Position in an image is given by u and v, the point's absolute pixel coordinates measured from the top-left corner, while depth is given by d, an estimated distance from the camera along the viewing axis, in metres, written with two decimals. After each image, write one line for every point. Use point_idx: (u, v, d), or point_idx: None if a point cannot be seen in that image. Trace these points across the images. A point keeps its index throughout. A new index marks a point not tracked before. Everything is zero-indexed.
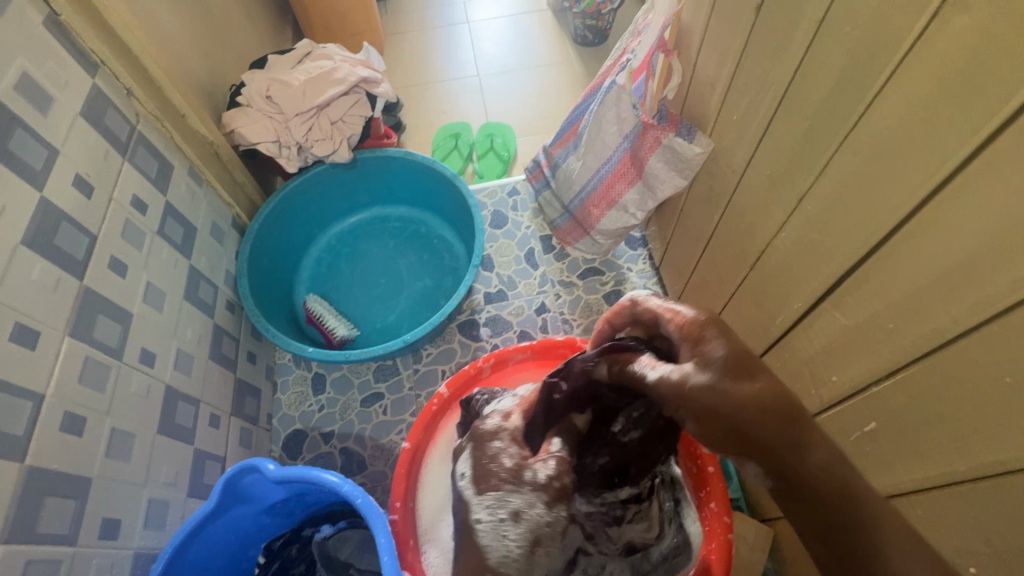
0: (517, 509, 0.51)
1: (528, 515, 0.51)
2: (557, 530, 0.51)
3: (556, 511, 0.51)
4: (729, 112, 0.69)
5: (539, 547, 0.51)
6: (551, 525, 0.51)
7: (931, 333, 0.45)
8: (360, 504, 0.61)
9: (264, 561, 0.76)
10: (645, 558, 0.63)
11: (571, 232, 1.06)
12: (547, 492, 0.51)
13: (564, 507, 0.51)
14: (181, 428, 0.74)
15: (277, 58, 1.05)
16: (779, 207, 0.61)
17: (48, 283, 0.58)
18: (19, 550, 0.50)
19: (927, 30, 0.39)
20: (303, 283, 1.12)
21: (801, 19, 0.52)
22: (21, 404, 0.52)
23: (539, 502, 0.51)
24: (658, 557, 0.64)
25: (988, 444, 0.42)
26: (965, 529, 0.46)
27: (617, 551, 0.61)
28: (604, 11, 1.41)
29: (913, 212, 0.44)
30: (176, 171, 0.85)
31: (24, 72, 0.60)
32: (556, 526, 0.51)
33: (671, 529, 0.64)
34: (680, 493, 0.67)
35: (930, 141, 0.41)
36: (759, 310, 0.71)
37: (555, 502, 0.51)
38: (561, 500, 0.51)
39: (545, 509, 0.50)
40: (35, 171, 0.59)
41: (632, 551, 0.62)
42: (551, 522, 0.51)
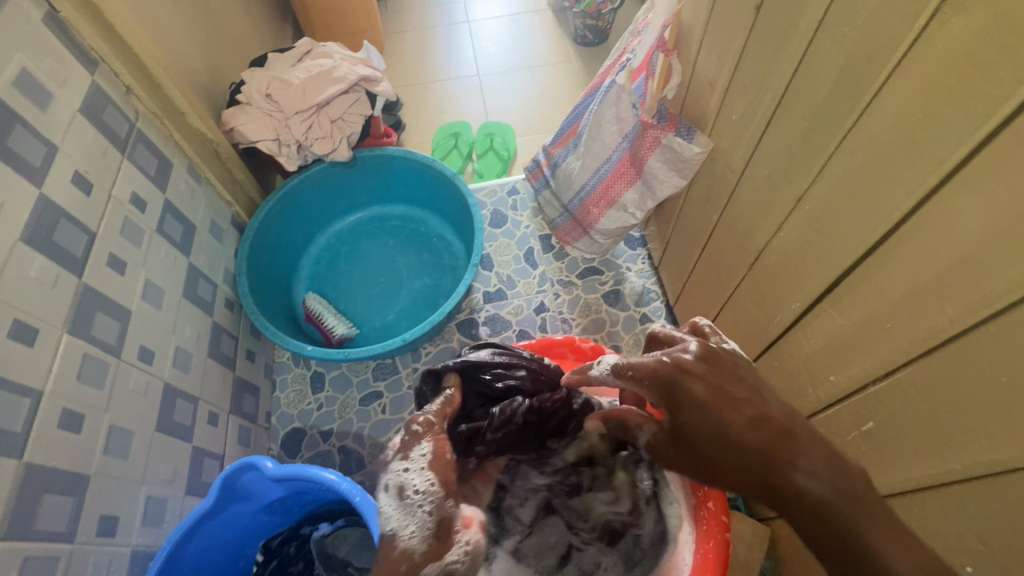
0: (386, 482, 0.51)
1: (390, 475, 0.52)
2: (421, 469, 0.51)
3: (415, 453, 0.52)
4: (728, 112, 0.69)
5: (410, 491, 0.49)
6: (414, 469, 0.51)
7: (927, 333, 0.45)
8: (357, 502, 0.61)
9: (262, 560, 0.76)
10: (636, 545, 0.63)
11: (570, 232, 1.06)
12: (404, 445, 0.54)
13: (423, 446, 0.53)
14: (179, 426, 0.74)
15: (277, 56, 1.05)
16: (777, 207, 0.62)
17: (46, 280, 0.58)
18: (17, 546, 0.50)
19: (924, 31, 0.40)
20: (302, 282, 1.12)
21: (800, 20, 0.52)
22: (20, 401, 0.52)
23: (397, 460, 0.53)
24: (647, 543, 0.63)
25: (985, 444, 0.42)
26: (962, 528, 0.46)
27: (600, 536, 0.64)
28: (604, 11, 1.41)
29: (910, 212, 0.44)
30: (176, 169, 0.85)
31: (23, 69, 0.60)
32: (418, 466, 0.51)
33: (652, 509, 0.64)
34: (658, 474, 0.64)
35: (927, 142, 0.41)
36: (757, 310, 0.71)
37: (412, 447, 0.53)
38: (421, 440, 0.54)
39: (400, 458, 0.52)
40: (34, 168, 0.59)
41: (617, 533, 0.65)
42: (410, 466, 0.51)
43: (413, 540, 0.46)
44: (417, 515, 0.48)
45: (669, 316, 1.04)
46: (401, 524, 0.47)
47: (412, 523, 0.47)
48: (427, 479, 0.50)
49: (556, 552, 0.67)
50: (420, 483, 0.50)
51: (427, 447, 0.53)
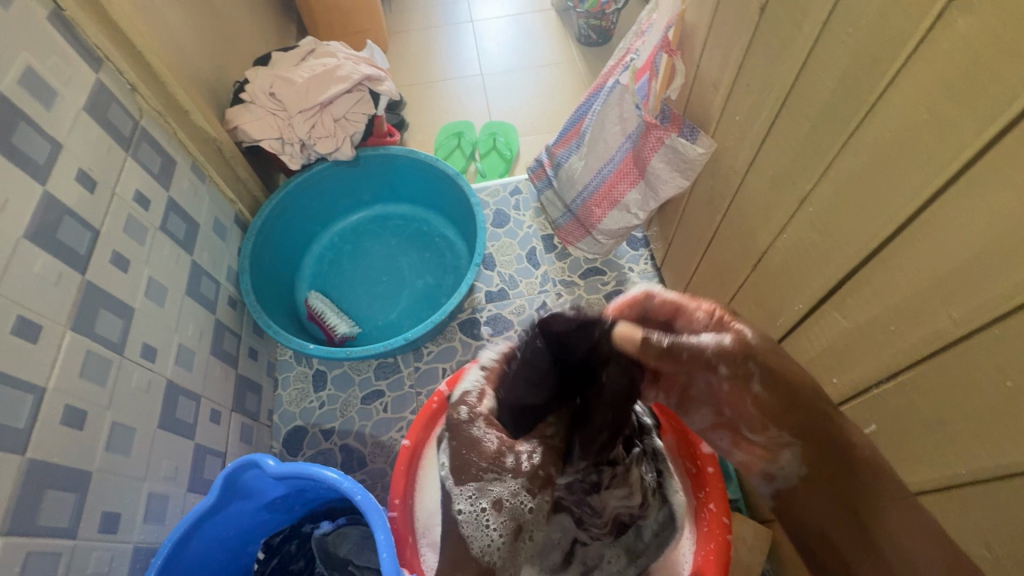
0: (500, 498, 0.51)
1: (510, 504, 0.51)
2: (536, 514, 0.53)
3: (536, 496, 0.53)
4: (732, 113, 0.69)
5: (520, 531, 0.53)
6: (531, 513, 0.53)
7: (931, 335, 0.45)
8: (359, 501, 0.61)
9: (263, 558, 0.76)
10: (638, 539, 0.68)
11: (573, 232, 1.06)
12: (533, 481, 0.52)
13: (547, 492, 0.53)
14: (182, 423, 0.74)
15: (281, 54, 1.05)
16: (781, 208, 0.61)
17: (50, 277, 0.58)
18: (19, 542, 0.50)
19: (930, 32, 0.39)
20: (305, 280, 1.12)
21: (804, 21, 0.52)
22: (22, 397, 0.53)
23: (520, 491, 0.52)
24: (650, 536, 0.68)
25: (989, 447, 0.42)
26: (965, 532, 0.46)
27: (608, 528, 0.67)
28: (608, 11, 1.41)
29: (916, 213, 0.44)
30: (180, 167, 0.85)
31: (28, 67, 0.60)
32: (537, 511, 0.53)
33: (657, 504, 0.68)
34: (662, 466, 0.70)
35: (932, 143, 0.41)
36: (760, 312, 0.71)
37: (539, 489, 0.52)
38: (546, 487, 0.53)
39: (529, 496, 0.52)
40: (38, 166, 0.59)
41: (623, 527, 0.68)
42: (532, 508, 0.52)
43: (501, 571, 0.53)
44: (514, 550, 0.54)
45: None
46: (501, 559, 0.52)
47: (509, 559, 0.53)
48: (541, 525, 0.54)
49: (560, 550, 0.68)
50: (533, 527, 0.54)
51: (549, 494, 0.54)
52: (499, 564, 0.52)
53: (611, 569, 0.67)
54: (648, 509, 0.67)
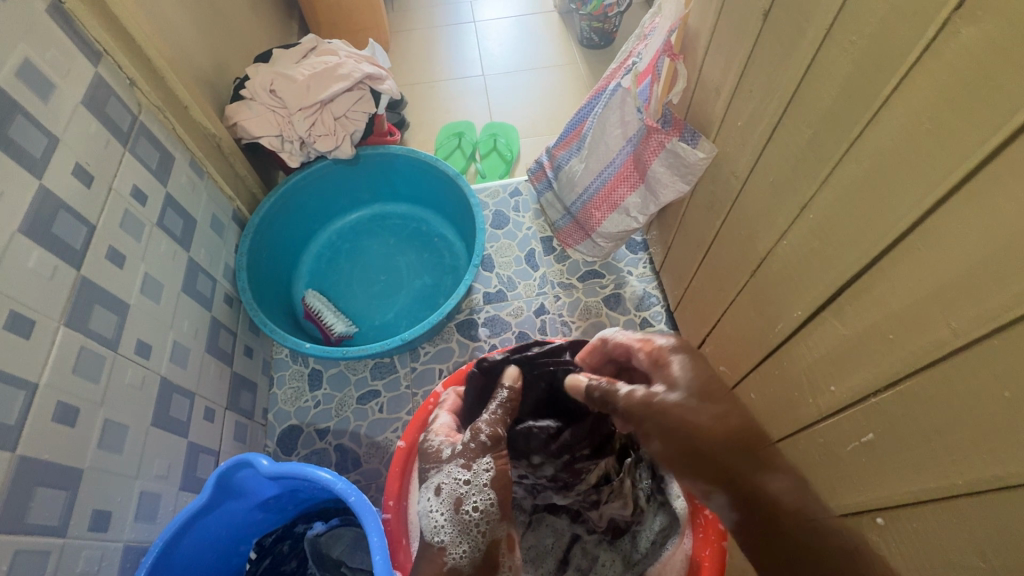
0: (439, 483, 0.55)
1: (447, 482, 0.54)
2: (481, 487, 0.53)
3: (478, 469, 0.54)
4: (733, 119, 0.68)
5: (467, 507, 0.53)
6: (474, 484, 0.53)
7: (931, 345, 0.44)
8: (353, 502, 0.60)
9: (256, 557, 0.75)
10: (635, 546, 0.68)
11: (571, 234, 1.06)
12: (466, 454, 0.55)
13: (486, 462, 0.54)
14: (175, 421, 0.73)
15: (282, 51, 1.04)
16: (781, 214, 0.61)
17: (44, 271, 0.58)
18: (8, 540, 0.49)
19: (935, 40, 0.39)
20: (303, 279, 1.12)
21: (808, 27, 0.52)
22: (14, 393, 0.52)
23: (456, 468, 0.54)
24: (646, 543, 0.68)
25: (987, 458, 0.42)
26: (962, 544, 0.46)
27: (605, 531, 0.68)
28: (611, 14, 1.41)
29: (918, 221, 0.44)
30: (178, 163, 0.85)
31: (26, 59, 0.59)
32: (479, 482, 0.53)
33: (653, 510, 0.69)
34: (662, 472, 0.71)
35: (936, 152, 0.41)
36: (758, 318, 0.71)
37: (474, 459, 0.55)
38: (483, 455, 0.55)
39: (462, 468, 0.54)
40: (34, 159, 0.59)
41: (620, 533, 0.68)
42: (471, 480, 0.53)
43: (460, 559, 0.52)
44: (471, 534, 0.53)
45: (669, 321, 1.03)
46: (452, 540, 0.53)
47: (464, 541, 0.53)
48: (488, 498, 0.53)
49: (554, 555, 0.70)
50: (480, 501, 0.53)
51: (491, 462, 0.54)
52: (452, 542, 0.53)
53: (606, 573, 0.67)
54: (644, 514, 0.68)
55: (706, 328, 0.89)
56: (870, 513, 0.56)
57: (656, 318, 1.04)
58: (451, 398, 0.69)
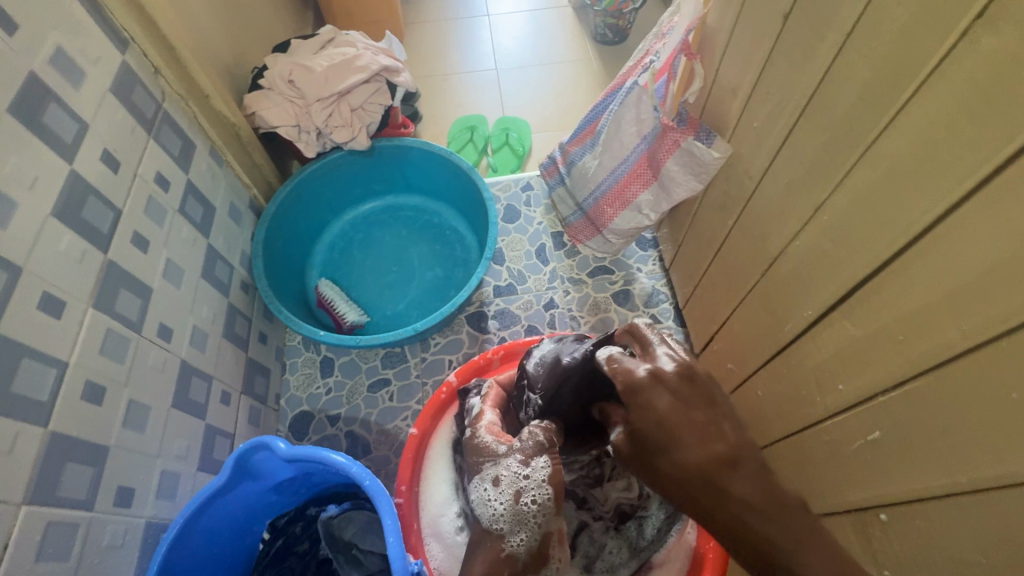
0: (497, 475, 0.54)
1: (506, 475, 0.53)
2: (541, 482, 0.51)
3: (536, 465, 0.52)
4: (749, 120, 0.69)
5: (525, 500, 0.50)
6: (534, 480, 0.51)
7: (939, 346, 0.45)
8: (367, 486, 0.62)
9: (268, 538, 0.78)
10: (641, 533, 0.69)
11: (583, 230, 1.07)
12: (526, 451, 0.54)
13: (544, 460, 0.52)
14: (193, 404, 0.75)
15: (300, 42, 1.05)
16: (794, 215, 0.62)
17: (74, 254, 0.59)
18: (41, 511, 0.51)
19: (954, 48, 0.40)
20: (316, 268, 1.13)
21: (828, 31, 0.53)
22: (45, 370, 0.54)
23: (516, 462, 0.53)
24: (652, 531, 0.69)
25: (990, 458, 0.43)
26: (962, 540, 0.47)
27: (610, 516, 0.68)
28: (626, 11, 1.41)
29: (931, 226, 0.45)
30: (198, 150, 0.86)
31: (58, 47, 0.61)
32: (538, 478, 0.51)
33: (658, 496, 0.69)
34: None
35: (951, 158, 0.42)
36: (768, 317, 0.72)
37: (533, 457, 0.53)
38: (541, 453, 0.53)
39: (521, 463, 0.53)
40: (65, 144, 0.60)
41: (625, 517, 0.68)
42: (530, 474, 0.52)
43: (518, 547, 0.49)
44: (529, 525, 0.50)
45: (677, 318, 1.05)
46: (510, 529, 0.50)
47: (521, 532, 0.50)
48: (547, 494, 0.50)
49: (562, 541, 0.68)
50: (540, 494, 0.50)
51: (549, 460, 0.52)
52: (509, 531, 0.50)
53: (613, 559, 0.68)
54: (649, 501, 0.68)
55: (714, 326, 0.90)
56: (872, 509, 0.58)
57: (664, 315, 1.05)
58: (494, 391, 0.72)
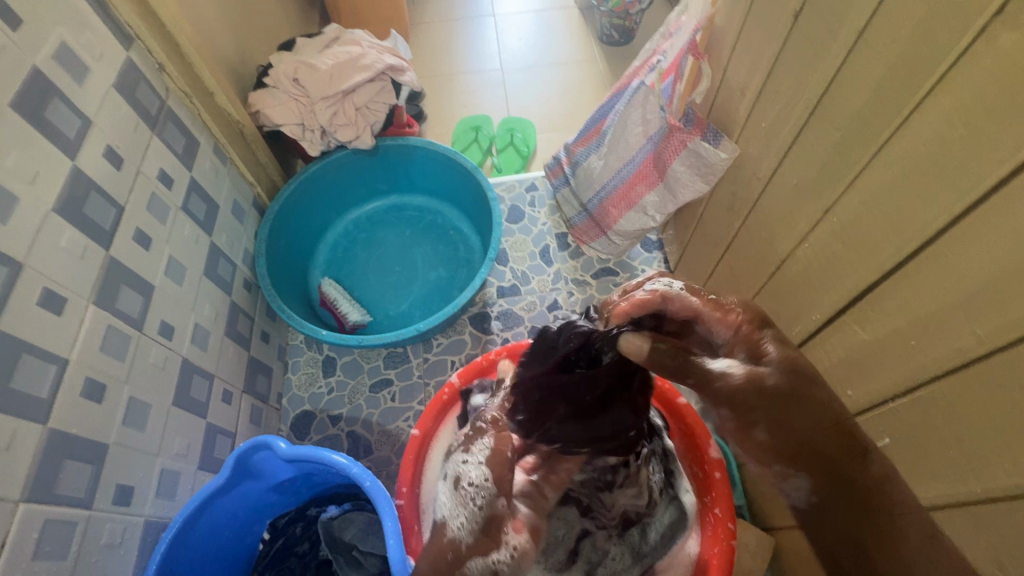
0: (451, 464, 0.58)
1: (455, 466, 0.56)
2: (478, 463, 0.53)
3: (477, 448, 0.55)
4: (758, 120, 0.68)
5: (465, 482, 0.52)
6: (473, 463, 0.54)
7: (953, 351, 0.44)
8: (368, 487, 0.61)
9: (268, 538, 0.77)
10: (644, 538, 0.69)
11: (587, 231, 1.06)
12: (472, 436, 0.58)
13: (484, 442, 0.56)
14: (195, 401, 0.75)
15: (305, 41, 1.05)
16: (804, 217, 0.61)
17: (76, 250, 0.59)
18: (39, 509, 0.51)
19: (972, 45, 0.39)
20: (319, 267, 1.13)
21: (839, 30, 0.52)
22: (46, 367, 0.53)
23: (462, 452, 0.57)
24: (656, 536, 0.69)
25: (1005, 466, 0.42)
26: (974, 550, 0.46)
27: (614, 522, 0.68)
28: (632, 11, 1.41)
29: (945, 227, 0.44)
30: (203, 148, 0.86)
31: (62, 42, 0.60)
32: (477, 459, 0.54)
33: (664, 505, 0.70)
34: (671, 469, 0.72)
35: (967, 158, 0.41)
36: (775, 320, 0.71)
37: (475, 442, 0.57)
38: (484, 435, 0.57)
39: (464, 450, 0.57)
40: (68, 140, 0.60)
41: (630, 524, 0.68)
42: (472, 458, 0.55)
43: (460, 531, 0.49)
44: (469, 506, 0.51)
45: None
46: (453, 512, 0.51)
47: (462, 513, 0.51)
48: (484, 472, 0.52)
49: (565, 547, 0.67)
50: (477, 476, 0.52)
51: (490, 441, 0.55)
52: (453, 515, 0.51)
53: (616, 566, 0.68)
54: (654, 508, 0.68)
55: None
56: None
57: None
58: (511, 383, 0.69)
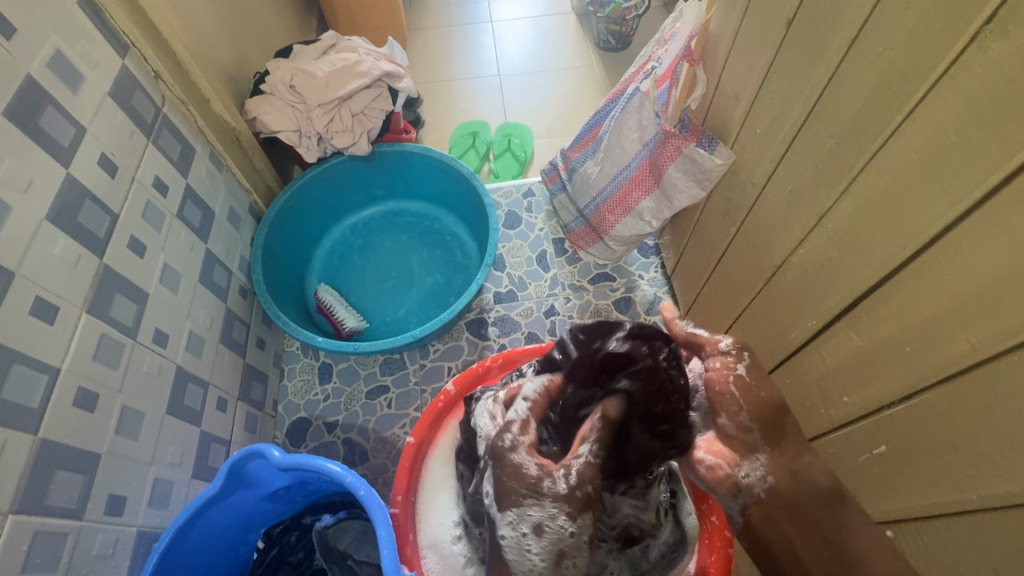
0: (540, 525, 0.49)
1: (553, 529, 0.48)
2: (585, 543, 0.49)
3: (582, 525, 0.49)
4: (753, 126, 0.68)
5: (567, 562, 0.50)
6: (579, 543, 0.49)
7: (949, 358, 0.44)
8: (362, 496, 0.60)
9: (263, 547, 0.77)
10: (645, 556, 0.67)
11: (584, 237, 1.06)
12: (572, 505, 0.48)
13: (589, 519, 0.49)
14: (189, 410, 0.74)
15: (302, 48, 1.05)
16: (798, 223, 0.61)
17: (69, 259, 0.59)
18: (28, 520, 0.50)
19: (963, 53, 0.39)
20: (315, 273, 1.13)
21: (832, 37, 0.52)
22: (37, 376, 0.53)
23: (563, 517, 0.48)
24: (656, 554, 0.67)
25: (1002, 474, 0.41)
26: (970, 559, 0.46)
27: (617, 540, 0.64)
28: (629, 17, 1.41)
29: (939, 234, 0.43)
30: (199, 155, 0.86)
31: (58, 51, 0.60)
32: (581, 537, 0.49)
33: (669, 524, 0.67)
34: (676, 486, 0.70)
35: (959, 165, 0.41)
36: (770, 326, 0.71)
37: (577, 513, 0.48)
38: (586, 510, 0.49)
39: (571, 521, 0.48)
40: (62, 149, 0.60)
41: (632, 542, 0.65)
42: (576, 534, 0.49)
43: None
44: None
45: None
46: None
47: None
48: (586, 554, 0.50)
49: None
50: (579, 556, 0.50)
51: (592, 517, 0.49)
52: None
53: None
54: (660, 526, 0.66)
55: (716, 335, 0.89)
56: (879, 525, 0.56)
57: None
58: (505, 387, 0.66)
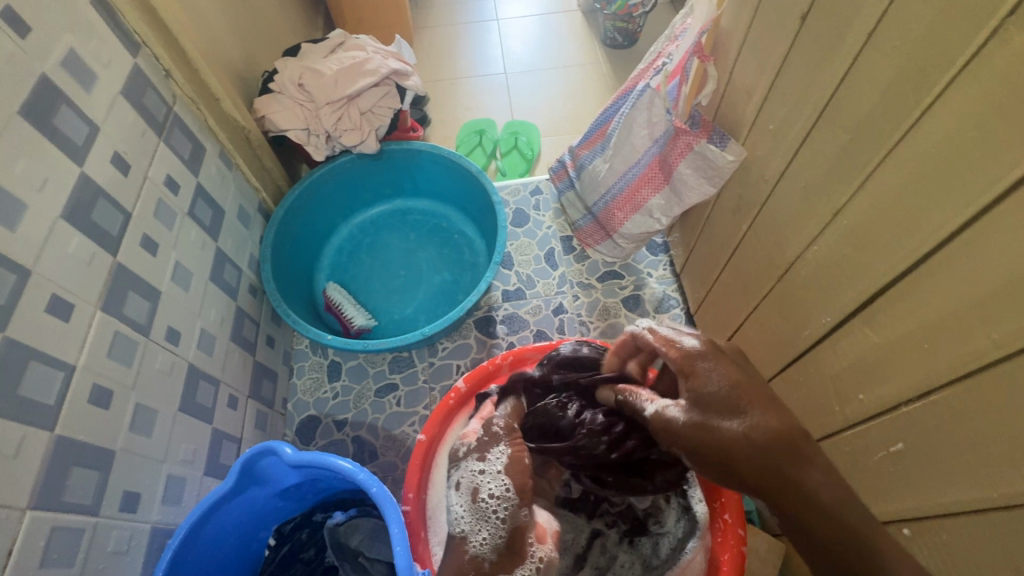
0: (459, 479, 0.59)
1: (466, 475, 0.58)
2: (496, 473, 0.56)
3: (493, 456, 0.58)
4: (765, 122, 0.68)
5: (483, 495, 0.55)
6: (487, 472, 0.57)
7: (968, 355, 0.44)
8: (374, 493, 0.61)
9: (274, 544, 0.76)
10: (654, 552, 0.68)
11: (592, 234, 1.07)
12: (481, 447, 0.59)
13: (498, 450, 0.58)
14: (201, 407, 0.75)
15: (310, 46, 1.05)
16: (812, 220, 0.61)
17: (83, 257, 0.59)
18: (45, 517, 0.51)
19: (986, 45, 0.39)
20: (323, 271, 1.13)
21: (849, 30, 0.51)
22: (53, 373, 0.53)
23: (472, 463, 0.59)
24: (667, 549, 0.67)
25: (1023, 472, 0.41)
26: (989, 557, 0.45)
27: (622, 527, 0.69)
28: (636, 14, 1.41)
29: (960, 229, 0.43)
30: (208, 154, 0.86)
31: (71, 49, 0.61)
32: (494, 470, 0.57)
33: (673, 512, 0.68)
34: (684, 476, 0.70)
35: (982, 157, 0.40)
36: (784, 323, 0.70)
37: (488, 449, 0.58)
38: (495, 443, 0.58)
39: (476, 460, 0.58)
40: (76, 147, 0.60)
41: (639, 530, 0.69)
42: (487, 469, 0.57)
43: (482, 546, 0.54)
44: (489, 520, 0.54)
45: (689, 324, 1.03)
46: (472, 528, 0.55)
47: (483, 528, 0.54)
48: (502, 483, 0.55)
49: (572, 551, 0.68)
50: (495, 486, 0.55)
51: (503, 447, 0.58)
52: (471, 531, 0.55)
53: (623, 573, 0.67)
54: (665, 515, 0.68)
55: (728, 331, 0.88)
56: (896, 523, 0.56)
57: (675, 321, 1.03)
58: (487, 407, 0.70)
